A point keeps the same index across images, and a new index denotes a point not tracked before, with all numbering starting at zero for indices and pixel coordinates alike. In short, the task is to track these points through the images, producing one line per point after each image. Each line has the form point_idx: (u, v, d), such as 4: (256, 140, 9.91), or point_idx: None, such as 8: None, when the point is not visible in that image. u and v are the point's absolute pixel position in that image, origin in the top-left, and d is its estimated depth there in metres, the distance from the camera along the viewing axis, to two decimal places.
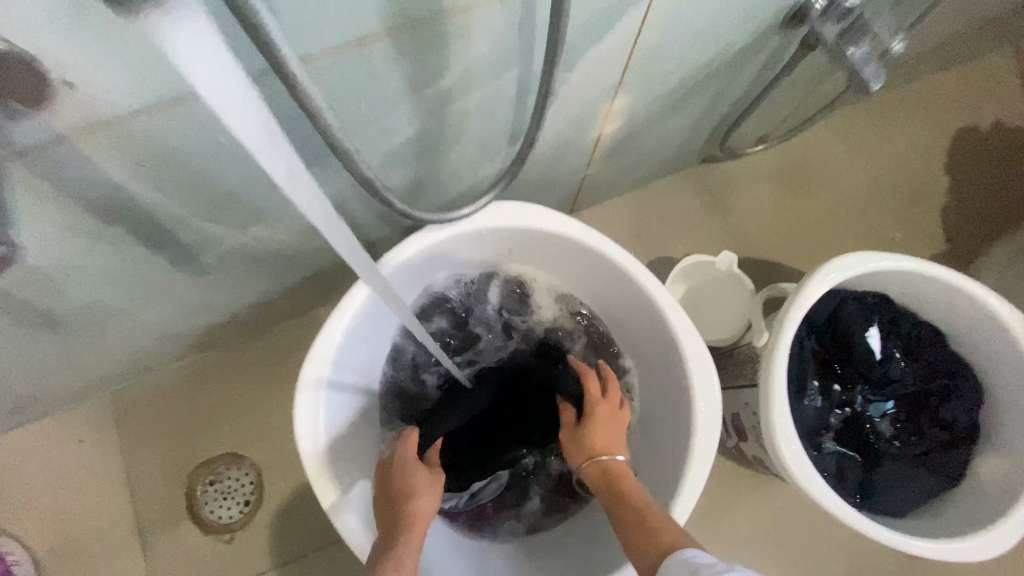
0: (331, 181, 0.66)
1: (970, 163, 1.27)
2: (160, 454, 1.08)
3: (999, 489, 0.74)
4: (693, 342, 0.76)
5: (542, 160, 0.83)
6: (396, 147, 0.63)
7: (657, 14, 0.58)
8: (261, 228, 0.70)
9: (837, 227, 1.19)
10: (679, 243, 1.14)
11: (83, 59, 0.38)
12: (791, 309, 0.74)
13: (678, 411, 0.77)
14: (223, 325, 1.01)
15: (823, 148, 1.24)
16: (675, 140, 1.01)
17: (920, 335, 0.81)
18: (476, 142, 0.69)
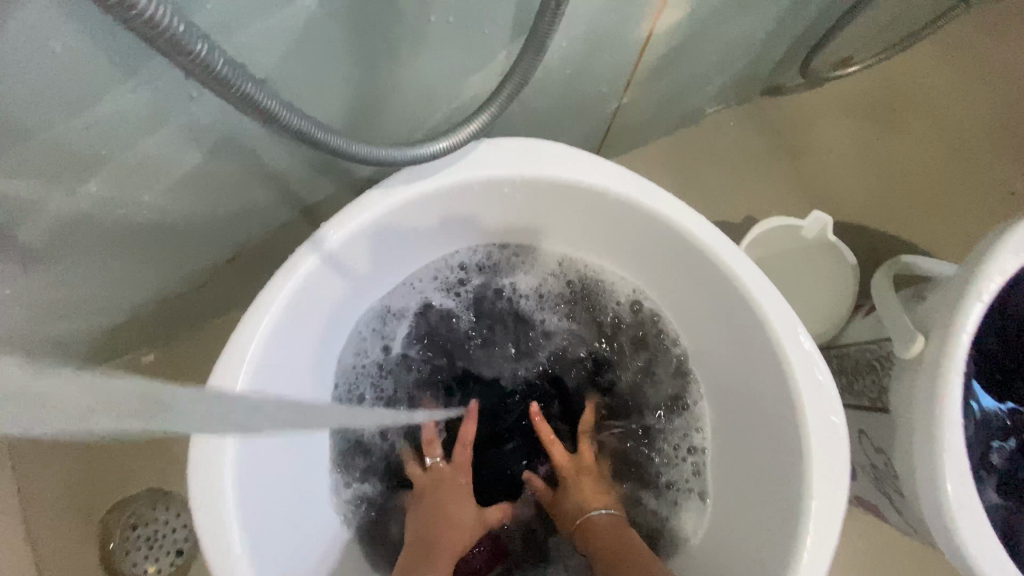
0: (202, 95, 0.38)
1: None
2: (67, 493, 0.83)
3: None
4: (795, 342, 0.49)
5: (560, 74, 0.55)
6: (306, 24, 0.35)
7: None
8: (106, 185, 0.42)
9: (944, 176, 0.91)
10: (738, 202, 0.86)
11: None
12: (950, 294, 0.47)
13: (773, 450, 0.51)
14: None
15: (920, 73, 0.94)
16: (740, 53, 0.72)
17: None
18: (457, 26, 0.41)
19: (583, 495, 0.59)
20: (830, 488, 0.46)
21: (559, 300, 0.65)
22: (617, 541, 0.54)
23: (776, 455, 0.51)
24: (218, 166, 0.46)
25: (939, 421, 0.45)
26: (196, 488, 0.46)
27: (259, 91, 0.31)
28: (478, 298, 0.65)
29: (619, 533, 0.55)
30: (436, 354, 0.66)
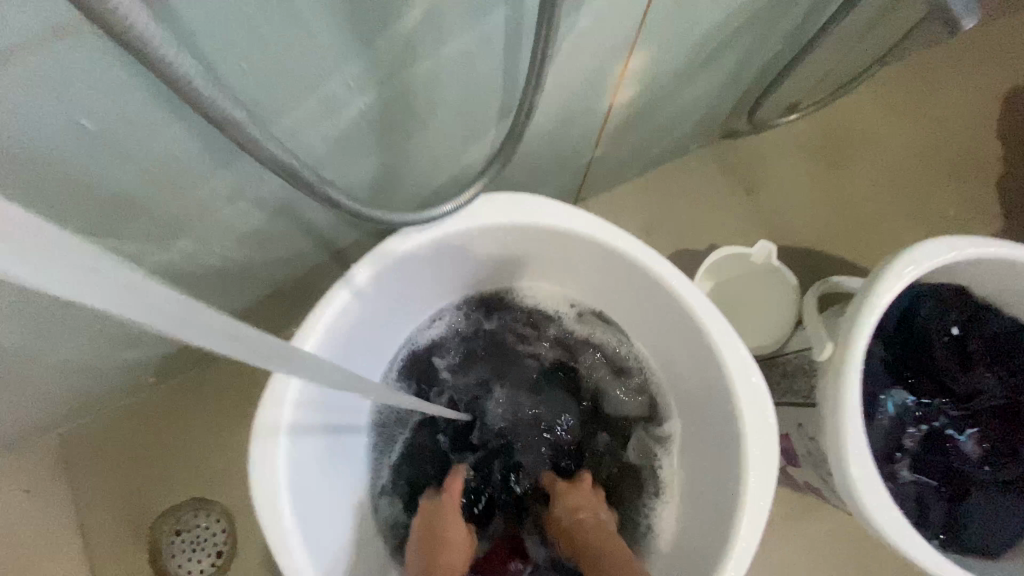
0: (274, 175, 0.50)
1: (1020, 124, 1.12)
2: (118, 503, 0.94)
3: None
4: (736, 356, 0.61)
5: (541, 139, 0.69)
6: (348, 129, 0.48)
7: None
8: (191, 240, 0.55)
9: (882, 205, 1.04)
10: (703, 231, 1.00)
11: None
12: (855, 308, 0.59)
13: (722, 441, 0.62)
14: (176, 354, 0.87)
15: (860, 116, 1.09)
16: (698, 108, 0.85)
17: (1006, 332, 0.67)
18: (459, 116, 0.54)
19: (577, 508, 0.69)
20: (762, 473, 0.58)
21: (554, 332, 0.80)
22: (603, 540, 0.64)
23: (722, 449, 0.63)
24: (273, 224, 0.59)
25: (840, 417, 0.57)
26: (255, 475, 0.58)
27: (335, 193, 0.45)
28: (487, 331, 0.80)
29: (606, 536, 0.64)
30: (452, 373, 0.80)
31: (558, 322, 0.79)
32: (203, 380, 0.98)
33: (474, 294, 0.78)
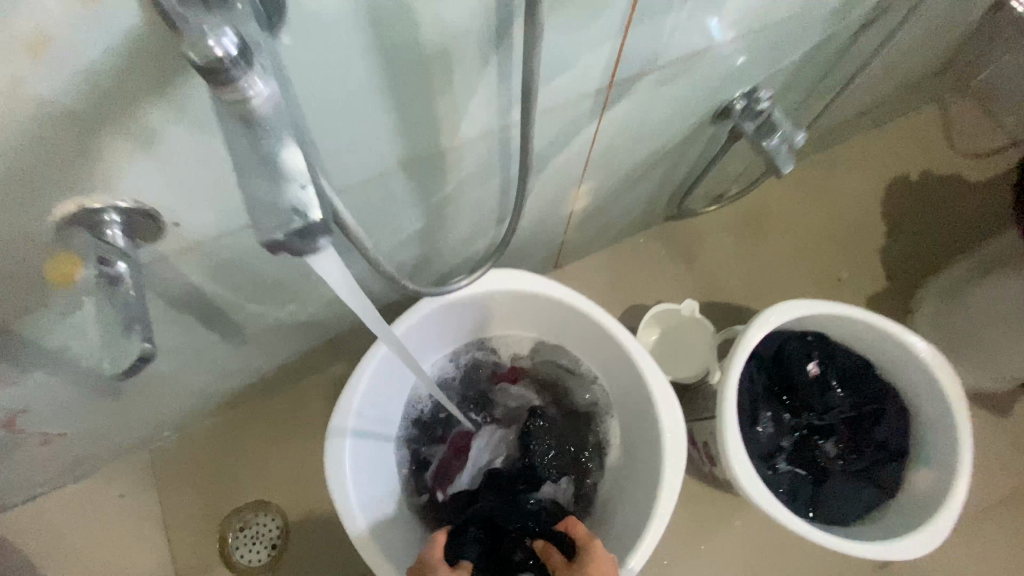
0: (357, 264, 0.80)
1: (903, 205, 1.44)
2: (196, 504, 1.20)
3: (925, 493, 0.87)
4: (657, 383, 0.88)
5: (526, 232, 0.99)
6: (404, 237, 0.79)
7: (607, 128, 0.74)
8: (296, 304, 0.84)
9: (791, 270, 1.35)
10: (653, 290, 1.30)
11: (190, 208, 0.51)
12: (738, 350, 0.88)
13: (650, 441, 0.90)
14: (250, 386, 1.15)
15: (775, 201, 1.41)
16: (642, 204, 1.16)
17: (853, 366, 0.96)
18: (470, 224, 0.84)
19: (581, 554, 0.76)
20: (674, 468, 0.84)
21: (534, 363, 1.08)
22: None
23: (649, 447, 0.90)
24: None
25: (723, 425, 0.86)
26: (328, 465, 0.84)
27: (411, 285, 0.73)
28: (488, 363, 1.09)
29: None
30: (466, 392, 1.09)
31: (543, 361, 1.07)
32: (264, 406, 1.25)
33: (479, 338, 1.06)
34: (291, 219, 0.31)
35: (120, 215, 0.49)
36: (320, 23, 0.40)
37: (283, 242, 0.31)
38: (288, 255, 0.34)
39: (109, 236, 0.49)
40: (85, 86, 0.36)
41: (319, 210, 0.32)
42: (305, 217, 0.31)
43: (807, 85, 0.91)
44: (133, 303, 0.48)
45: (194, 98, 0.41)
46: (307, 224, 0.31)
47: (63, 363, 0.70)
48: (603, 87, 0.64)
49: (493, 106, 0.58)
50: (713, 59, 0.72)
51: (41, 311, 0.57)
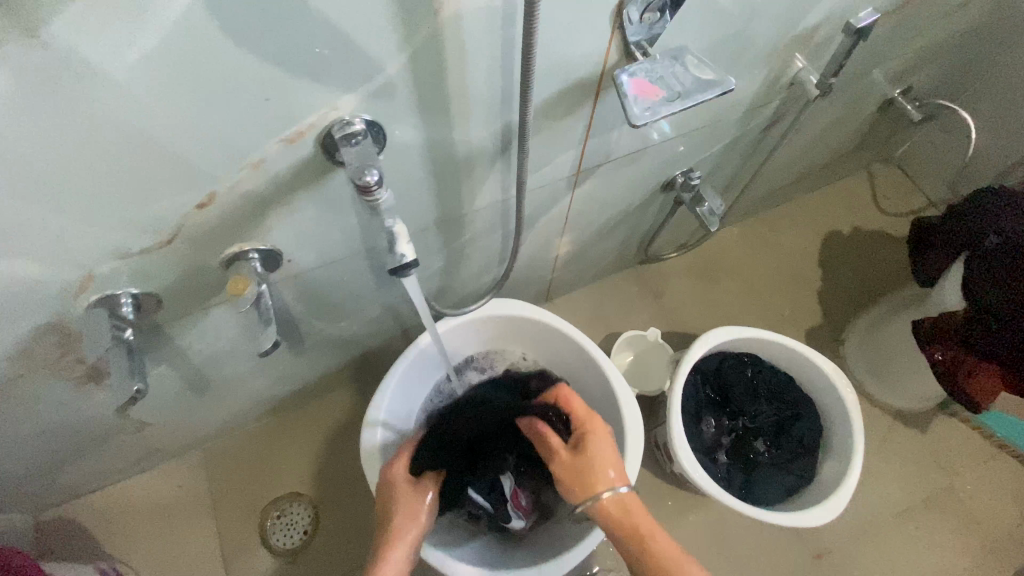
0: (396, 291, 1.08)
1: (836, 254, 1.73)
2: (241, 494, 1.43)
3: (832, 478, 1.11)
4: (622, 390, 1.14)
5: (521, 271, 1.27)
6: (430, 272, 1.07)
7: (579, 197, 1.03)
8: (346, 322, 1.11)
9: (742, 306, 1.63)
10: (626, 321, 1.57)
11: (300, 248, 0.79)
12: (683, 364, 1.14)
13: (617, 435, 1.14)
14: (294, 393, 1.40)
15: (729, 250, 1.70)
16: (614, 251, 1.46)
17: (778, 379, 1.22)
18: (479, 264, 1.13)
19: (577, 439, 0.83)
20: (633, 452, 1.09)
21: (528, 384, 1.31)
22: (599, 481, 0.76)
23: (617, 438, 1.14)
24: (383, 313, 1.16)
25: (671, 421, 1.10)
26: (366, 450, 1.08)
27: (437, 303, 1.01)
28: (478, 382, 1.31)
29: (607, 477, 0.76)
30: None
31: None
32: (301, 413, 1.50)
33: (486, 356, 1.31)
34: (402, 260, 0.60)
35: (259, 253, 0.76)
36: (401, 146, 0.69)
37: (397, 271, 0.61)
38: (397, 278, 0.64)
39: (251, 262, 0.76)
40: (272, 182, 0.65)
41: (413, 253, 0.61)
42: (404, 257, 0.61)
43: (731, 166, 1.22)
44: (269, 308, 0.74)
45: (325, 185, 0.69)
46: (408, 263, 0.61)
47: (182, 359, 0.96)
48: (573, 172, 0.93)
49: (499, 185, 0.87)
50: (654, 151, 1.02)
51: (189, 315, 0.84)
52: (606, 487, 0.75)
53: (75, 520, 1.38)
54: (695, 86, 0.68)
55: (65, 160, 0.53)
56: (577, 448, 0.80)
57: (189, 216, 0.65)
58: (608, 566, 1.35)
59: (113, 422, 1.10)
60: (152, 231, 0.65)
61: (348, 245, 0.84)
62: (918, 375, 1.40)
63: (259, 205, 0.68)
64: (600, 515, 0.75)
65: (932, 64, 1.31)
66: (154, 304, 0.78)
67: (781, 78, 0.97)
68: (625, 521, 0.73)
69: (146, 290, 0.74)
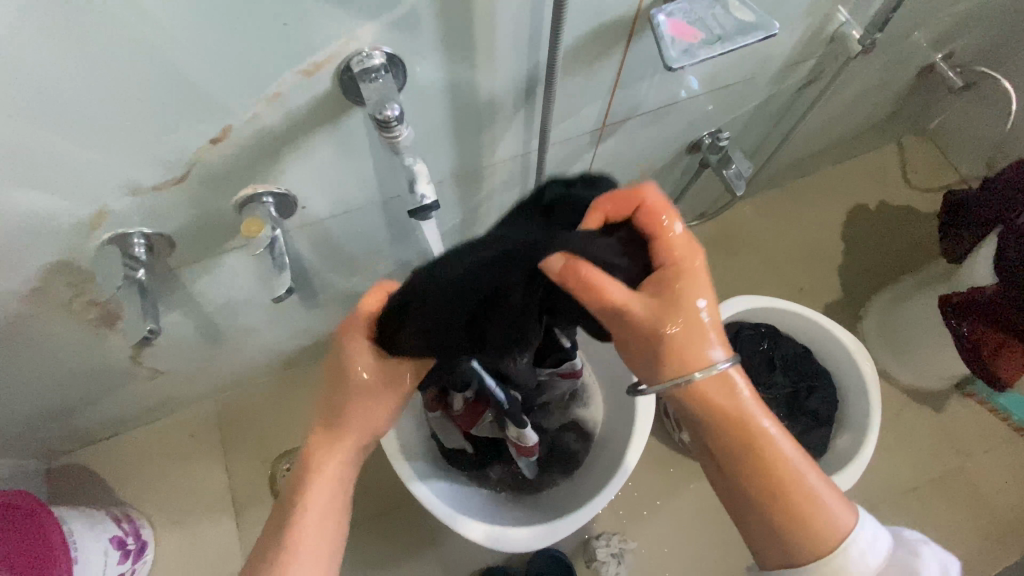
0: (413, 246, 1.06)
1: (859, 229, 1.68)
2: (252, 447, 1.45)
3: (846, 450, 1.10)
4: None
5: None
6: (447, 228, 1.04)
7: (602, 155, 0.99)
8: (359, 277, 1.10)
9: (760, 279, 1.60)
10: None
11: (316, 194, 0.78)
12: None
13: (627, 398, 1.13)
14: (305, 348, 1.40)
15: (749, 221, 1.66)
16: None
17: (795, 350, 1.20)
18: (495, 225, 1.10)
19: (659, 281, 0.63)
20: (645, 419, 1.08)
21: None
22: (695, 353, 0.65)
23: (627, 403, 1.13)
24: (396, 271, 1.14)
25: None
26: None
27: None
28: None
29: (703, 350, 0.65)
30: None
31: None
32: (313, 369, 1.50)
33: None
34: (422, 202, 0.61)
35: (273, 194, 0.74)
36: (422, 85, 0.66)
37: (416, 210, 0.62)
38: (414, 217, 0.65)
39: (264, 204, 0.74)
40: (288, 118, 0.62)
41: (433, 195, 0.62)
42: (425, 199, 0.62)
43: (759, 131, 1.18)
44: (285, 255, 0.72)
45: (342, 126, 0.67)
46: (426, 204, 0.62)
47: (194, 307, 0.96)
48: (598, 126, 0.89)
49: (520, 136, 0.84)
50: (681, 109, 0.98)
51: (202, 261, 0.83)
52: (703, 367, 0.65)
53: (90, 465, 1.41)
54: (736, 30, 0.64)
55: (80, 83, 0.51)
56: (665, 303, 0.63)
57: (203, 151, 0.63)
58: (612, 529, 1.37)
59: (126, 369, 1.11)
60: (166, 166, 0.63)
61: (364, 194, 0.82)
62: (936, 354, 1.37)
63: (274, 144, 0.66)
64: (690, 396, 0.67)
65: (978, 27, 1.24)
66: (167, 246, 0.76)
67: (821, 32, 0.92)
68: (733, 413, 0.67)
69: (158, 231, 0.73)
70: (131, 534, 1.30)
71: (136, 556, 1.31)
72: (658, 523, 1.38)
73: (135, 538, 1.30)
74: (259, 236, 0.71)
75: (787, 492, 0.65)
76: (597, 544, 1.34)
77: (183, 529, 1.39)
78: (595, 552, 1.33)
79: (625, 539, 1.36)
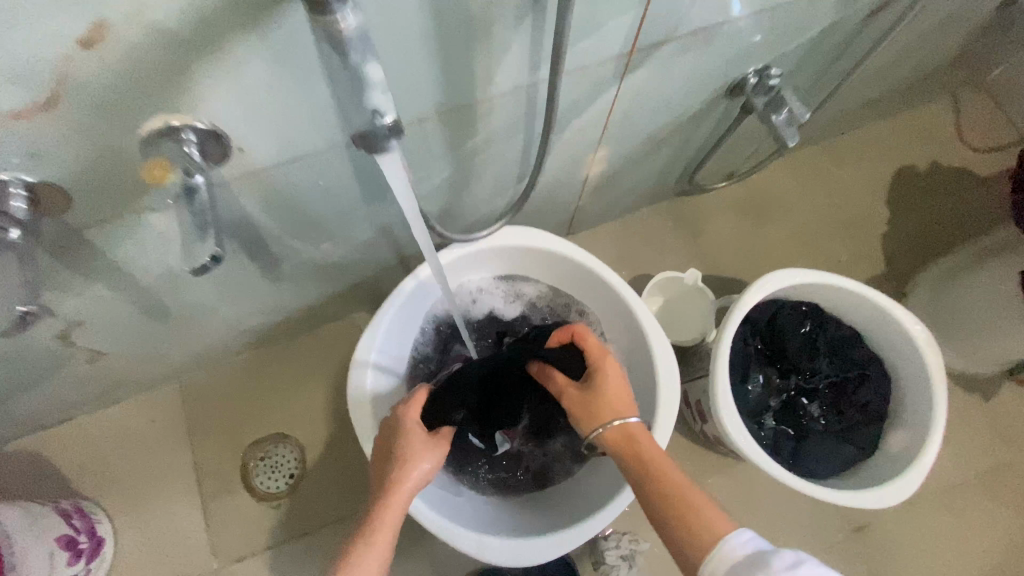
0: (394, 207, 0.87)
1: (905, 195, 1.49)
2: (221, 434, 1.29)
3: (902, 451, 0.94)
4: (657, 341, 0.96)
5: (542, 195, 1.06)
6: (433, 185, 0.85)
7: (625, 93, 0.80)
8: (329, 245, 0.91)
9: (793, 251, 1.41)
10: (659, 262, 1.37)
11: (255, 132, 0.59)
12: (734, 310, 0.95)
13: (647, 384, 0.97)
14: (277, 325, 1.23)
15: (782, 184, 1.46)
16: (653, 177, 1.23)
17: (842, 334, 1.02)
18: (493, 181, 0.91)
19: (588, 370, 0.81)
20: (668, 415, 0.92)
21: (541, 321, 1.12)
22: (608, 411, 0.75)
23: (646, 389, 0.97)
24: (375, 237, 0.96)
25: (715, 376, 0.92)
26: (352, 392, 0.93)
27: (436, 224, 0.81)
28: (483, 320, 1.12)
29: (617, 408, 0.75)
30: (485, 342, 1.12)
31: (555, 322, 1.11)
32: (288, 348, 1.34)
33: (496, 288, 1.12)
34: (377, 120, 0.46)
35: (197, 141, 0.57)
36: None
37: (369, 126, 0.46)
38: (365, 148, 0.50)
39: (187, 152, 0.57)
40: (195, 10, 0.43)
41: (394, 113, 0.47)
42: (380, 118, 0.46)
43: (813, 69, 0.98)
44: (206, 212, 0.55)
45: (276, 27, 0.47)
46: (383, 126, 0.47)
47: (123, 278, 0.78)
48: (625, 52, 0.70)
49: (525, 61, 0.65)
50: (728, 35, 0.78)
51: (116, 221, 0.64)
52: (615, 416, 0.74)
53: (40, 452, 1.26)
54: None
55: None
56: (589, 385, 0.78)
57: (74, 60, 0.44)
58: (623, 529, 1.22)
59: (57, 350, 0.94)
60: (24, 81, 0.44)
61: (322, 134, 0.63)
62: (997, 337, 1.20)
63: (180, 51, 0.47)
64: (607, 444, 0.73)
65: None
66: (61, 199, 0.58)
67: None
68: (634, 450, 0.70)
69: (42, 179, 0.54)
70: (83, 532, 1.15)
71: (90, 555, 1.17)
72: None
73: (88, 536, 1.16)
74: (167, 182, 0.57)
75: (692, 516, 0.60)
76: (606, 545, 1.20)
77: (145, 523, 1.25)
78: (604, 555, 1.19)
79: (637, 540, 1.22)
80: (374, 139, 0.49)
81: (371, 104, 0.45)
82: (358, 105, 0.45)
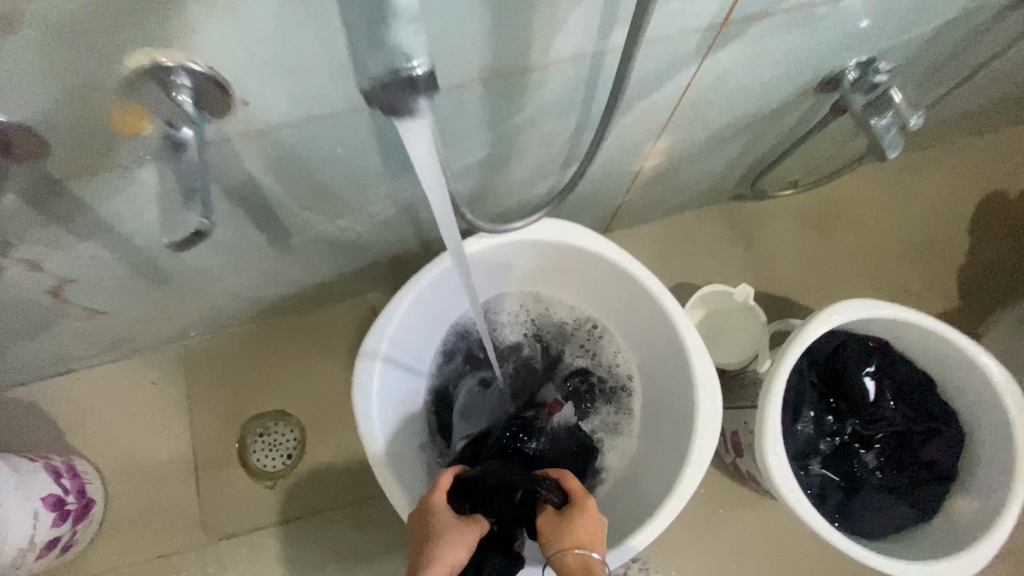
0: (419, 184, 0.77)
1: (993, 223, 1.31)
2: (221, 404, 1.23)
3: (966, 524, 0.81)
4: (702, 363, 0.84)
5: (588, 188, 0.95)
6: (468, 165, 0.75)
7: (708, 72, 0.68)
8: (346, 221, 0.82)
9: (854, 272, 1.27)
10: (703, 271, 1.25)
11: (258, 83, 0.49)
12: (795, 340, 0.83)
13: (684, 409, 0.85)
14: (287, 299, 1.16)
15: (850, 196, 1.32)
16: (712, 176, 1.10)
17: (914, 381, 0.89)
18: (534, 165, 0.80)
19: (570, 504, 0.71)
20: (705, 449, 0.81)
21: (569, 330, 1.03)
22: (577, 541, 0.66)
23: (681, 416, 0.86)
24: (396, 216, 0.86)
25: (768, 418, 0.81)
26: (356, 384, 0.83)
27: None
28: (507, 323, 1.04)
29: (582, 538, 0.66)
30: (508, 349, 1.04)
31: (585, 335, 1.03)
32: (297, 323, 1.26)
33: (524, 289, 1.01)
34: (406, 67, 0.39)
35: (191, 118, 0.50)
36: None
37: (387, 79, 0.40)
38: (388, 115, 0.44)
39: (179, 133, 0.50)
40: None
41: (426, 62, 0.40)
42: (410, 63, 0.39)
43: (924, 65, 0.84)
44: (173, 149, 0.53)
45: None
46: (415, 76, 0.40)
47: (117, 235, 0.70)
48: (716, 22, 0.59)
49: (593, 26, 0.54)
50: (836, 16, 0.65)
51: (103, 173, 0.57)
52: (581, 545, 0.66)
53: (32, 405, 1.20)
54: None
55: None
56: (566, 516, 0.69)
57: None
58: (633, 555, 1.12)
59: (51, 304, 0.88)
60: None
61: (341, 96, 0.54)
62: None
63: None
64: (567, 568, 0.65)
65: None
66: (35, 144, 0.50)
67: None
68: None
69: (14, 119, 0.47)
70: (70, 492, 1.08)
71: (77, 516, 1.10)
72: (693, 557, 1.13)
73: (76, 498, 1.09)
74: (153, 135, 0.50)
75: None
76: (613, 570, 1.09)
77: (134, 489, 1.19)
78: None
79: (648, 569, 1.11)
80: (403, 110, 0.43)
81: (398, 40, 0.38)
82: (383, 45, 0.38)
